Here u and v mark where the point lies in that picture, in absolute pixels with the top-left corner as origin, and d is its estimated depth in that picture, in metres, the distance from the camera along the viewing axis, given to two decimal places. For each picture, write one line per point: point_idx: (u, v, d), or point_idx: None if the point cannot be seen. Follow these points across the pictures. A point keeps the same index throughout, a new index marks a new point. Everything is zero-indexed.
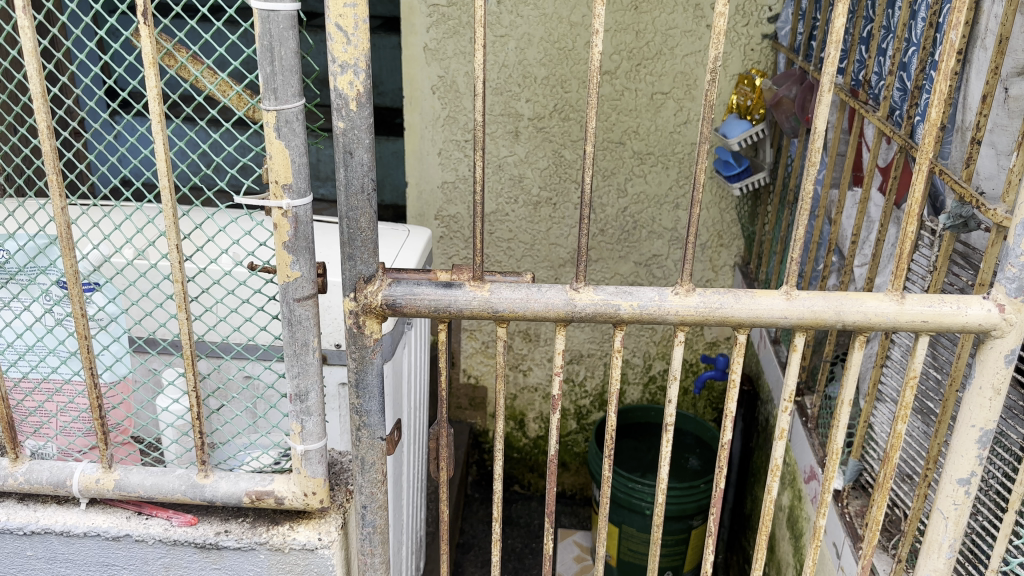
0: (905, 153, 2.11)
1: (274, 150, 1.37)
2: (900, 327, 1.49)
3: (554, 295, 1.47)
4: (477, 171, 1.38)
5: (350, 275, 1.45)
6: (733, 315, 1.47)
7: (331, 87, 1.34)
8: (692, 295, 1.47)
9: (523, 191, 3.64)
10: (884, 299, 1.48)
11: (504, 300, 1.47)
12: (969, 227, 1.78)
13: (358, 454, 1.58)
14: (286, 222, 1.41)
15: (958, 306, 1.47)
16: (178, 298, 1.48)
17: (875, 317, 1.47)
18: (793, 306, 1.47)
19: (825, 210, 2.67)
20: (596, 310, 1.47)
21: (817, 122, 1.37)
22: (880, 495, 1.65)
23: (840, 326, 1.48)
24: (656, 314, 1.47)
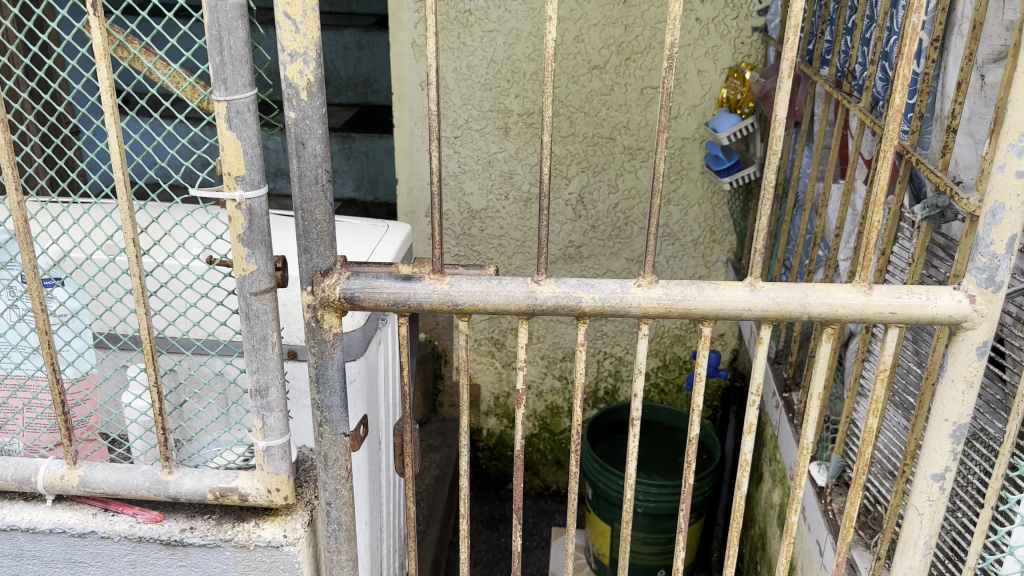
0: (885, 143, 2.08)
1: (226, 141, 1.35)
2: (868, 319, 1.46)
3: (515, 288, 1.45)
4: (431, 162, 1.35)
5: (307, 267, 1.43)
6: (696, 307, 1.44)
7: (282, 76, 1.32)
8: (655, 288, 1.45)
9: (513, 188, 3.62)
10: (851, 291, 1.45)
11: (464, 294, 1.45)
12: (946, 217, 1.75)
13: (321, 450, 1.56)
14: (240, 215, 1.40)
15: (928, 297, 1.44)
16: (136, 292, 1.47)
17: (842, 309, 1.45)
18: (757, 298, 1.44)
19: (811, 203, 2.64)
20: (558, 303, 1.44)
21: (777, 109, 1.34)
22: (853, 491, 1.62)
23: (806, 318, 1.45)
24: (618, 306, 1.45)
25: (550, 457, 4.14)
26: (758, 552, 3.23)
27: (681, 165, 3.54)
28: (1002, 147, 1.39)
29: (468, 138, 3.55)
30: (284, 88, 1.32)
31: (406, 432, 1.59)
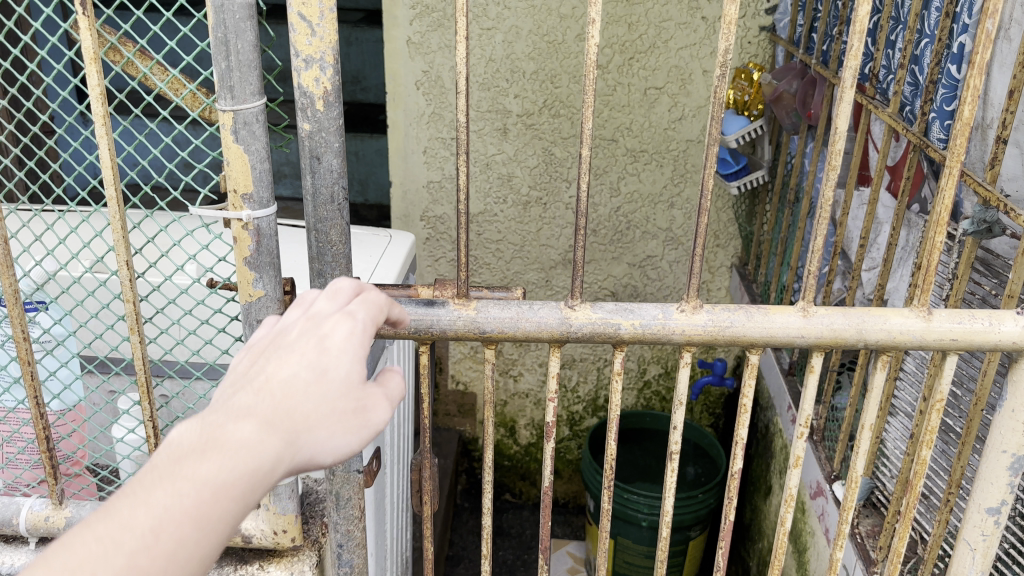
0: (918, 152, 1.98)
1: (232, 155, 1.22)
2: (926, 347, 1.36)
3: (548, 314, 1.33)
4: (459, 178, 1.22)
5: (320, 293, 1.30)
6: (744, 334, 1.33)
7: (296, 84, 1.19)
8: (699, 313, 1.33)
9: (511, 191, 3.49)
10: (910, 316, 1.34)
11: (492, 320, 1.33)
12: (993, 233, 1.65)
13: (333, 489, 1.44)
14: (247, 235, 1.27)
15: (990, 322, 1.35)
16: (130, 319, 1.34)
17: (901, 336, 1.34)
18: (810, 324, 1.33)
19: (828, 211, 2.54)
20: (594, 331, 1.32)
21: (838, 122, 1.23)
22: (902, 526, 1.52)
23: (861, 346, 1.35)
24: (660, 333, 1.33)
25: (548, 467, 4.03)
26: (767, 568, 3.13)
27: (685, 168, 3.43)
28: None
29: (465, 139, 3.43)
30: (297, 96, 1.19)
31: (425, 467, 1.47)
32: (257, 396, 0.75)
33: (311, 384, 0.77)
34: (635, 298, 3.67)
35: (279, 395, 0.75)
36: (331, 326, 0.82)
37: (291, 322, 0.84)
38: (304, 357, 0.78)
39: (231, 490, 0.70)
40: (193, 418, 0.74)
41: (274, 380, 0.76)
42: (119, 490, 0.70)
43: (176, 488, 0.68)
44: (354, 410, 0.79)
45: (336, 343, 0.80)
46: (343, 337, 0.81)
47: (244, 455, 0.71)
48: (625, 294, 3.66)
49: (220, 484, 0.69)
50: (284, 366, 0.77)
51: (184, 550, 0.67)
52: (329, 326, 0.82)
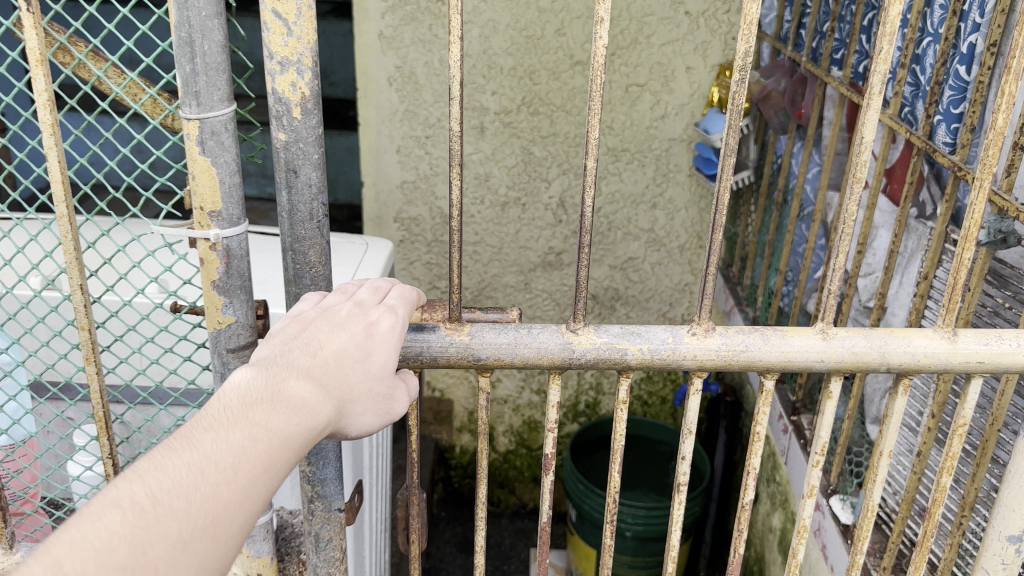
0: (922, 156, 1.88)
1: (198, 168, 1.09)
2: (950, 370, 1.27)
3: (549, 339, 1.22)
4: (451, 192, 1.11)
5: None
6: (760, 359, 1.24)
7: (270, 89, 1.06)
8: (712, 337, 1.23)
9: (489, 191, 3.38)
10: (934, 337, 1.25)
11: (488, 346, 1.21)
12: (1009, 243, 1.57)
13: (311, 530, 1.31)
14: (215, 257, 1.14)
15: (1018, 343, 1.26)
16: (85, 348, 1.21)
17: (925, 359, 1.25)
18: (830, 347, 1.24)
19: (820, 215, 2.47)
20: (599, 357, 1.22)
21: (863, 132, 1.13)
22: (919, 557, 1.43)
23: (883, 370, 1.25)
24: (670, 359, 1.23)
25: (527, 473, 3.94)
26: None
27: (668, 167, 3.34)
28: None
29: (441, 138, 3.29)
30: (271, 103, 1.07)
31: (412, 504, 1.35)
32: (315, 362, 0.88)
33: (361, 361, 0.92)
34: (616, 301, 3.59)
35: (335, 364, 0.90)
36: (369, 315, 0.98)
37: (332, 307, 0.99)
38: (349, 340, 0.93)
39: (304, 429, 0.81)
40: (261, 368, 0.85)
41: (328, 352, 0.90)
42: (204, 417, 0.79)
43: (260, 420, 0.79)
44: (383, 396, 0.96)
45: (379, 332, 0.97)
46: (376, 329, 0.98)
47: (311, 405, 0.83)
48: (606, 296, 3.58)
49: (295, 424, 0.80)
50: (333, 341, 0.91)
51: (267, 473, 0.77)
52: (376, 316, 0.99)
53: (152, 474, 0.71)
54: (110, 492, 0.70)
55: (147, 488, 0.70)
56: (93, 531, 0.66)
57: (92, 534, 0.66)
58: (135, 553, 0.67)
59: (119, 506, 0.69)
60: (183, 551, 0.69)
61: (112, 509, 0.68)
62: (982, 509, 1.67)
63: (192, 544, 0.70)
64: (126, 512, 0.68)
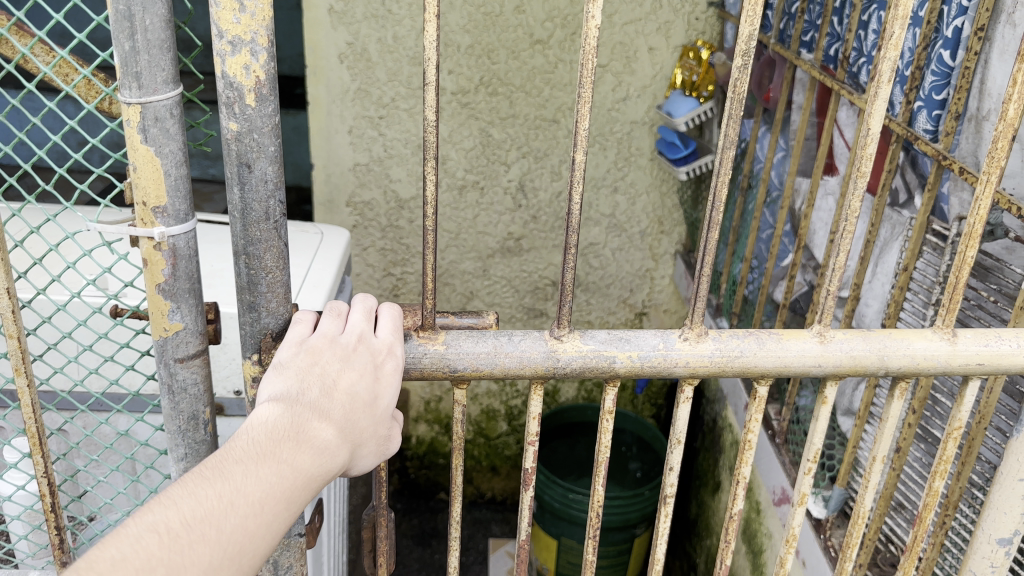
0: (901, 142, 1.83)
1: (140, 158, 0.96)
2: (950, 372, 1.21)
3: (530, 347, 1.13)
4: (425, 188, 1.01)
5: (252, 328, 1.06)
6: (755, 365, 1.16)
7: (219, 72, 0.94)
8: (705, 341, 1.15)
9: (446, 174, 3.25)
10: (934, 338, 1.19)
11: (464, 357, 1.11)
12: (994, 235, 1.57)
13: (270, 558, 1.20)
14: (160, 257, 1.02)
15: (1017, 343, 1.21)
16: (15, 360, 1.10)
17: (925, 361, 1.19)
18: (829, 352, 1.17)
19: (789, 202, 2.42)
20: (585, 365, 1.13)
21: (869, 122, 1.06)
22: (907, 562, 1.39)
23: (883, 374, 1.19)
24: (660, 366, 1.15)
25: (484, 463, 3.88)
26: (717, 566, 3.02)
27: (629, 151, 3.26)
28: None
29: (395, 118, 3.15)
30: (220, 89, 0.95)
31: (380, 526, 1.26)
32: (336, 401, 0.91)
33: (372, 407, 0.95)
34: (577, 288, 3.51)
35: (351, 409, 0.92)
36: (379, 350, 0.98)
37: (343, 333, 0.97)
38: (367, 378, 0.95)
39: (323, 472, 0.87)
40: (287, 403, 0.88)
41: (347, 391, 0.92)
42: (234, 446, 0.84)
43: (286, 459, 0.85)
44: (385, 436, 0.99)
45: (391, 372, 0.98)
46: (390, 365, 0.99)
47: (331, 449, 0.89)
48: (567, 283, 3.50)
49: (315, 468, 0.86)
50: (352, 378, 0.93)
51: (286, 510, 0.84)
52: (387, 357, 0.99)
53: (185, 500, 0.79)
54: (147, 513, 0.77)
55: (182, 517, 0.78)
56: (132, 552, 0.74)
57: (132, 552, 0.74)
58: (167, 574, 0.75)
59: (156, 529, 0.76)
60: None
61: (148, 531, 0.76)
62: (967, 505, 1.64)
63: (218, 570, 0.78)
64: (161, 536, 0.76)
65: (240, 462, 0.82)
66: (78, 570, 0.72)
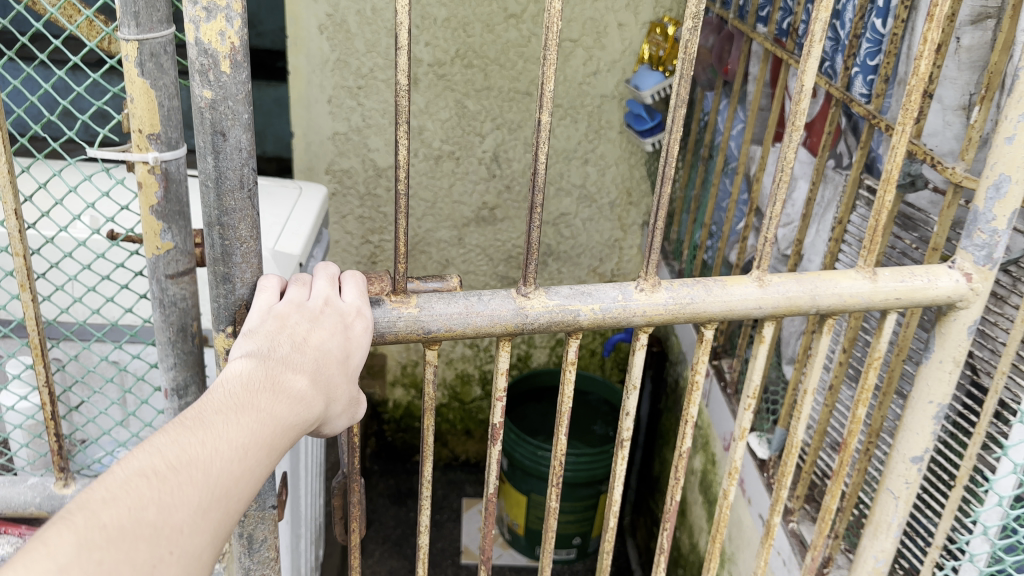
0: (841, 108, 1.94)
1: (136, 90, 1.09)
2: (873, 307, 1.34)
3: (500, 306, 1.18)
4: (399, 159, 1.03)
5: (226, 302, 1.02)
6: (705, 310, 1.25)
7: (191, 38, 0.89)
8: (659, 292, 1.24)
9: (422, 144, 3.38)
10: (858, 278, 1.31)
11: (438, 319, 1.14)
12: (917, 185, 1.64)
13: (244, 533, 1.18)
14: (154, 180, 1.14)
15: (928, 278, 1.35)
16: (21, 276, 1.22)
17: (851, 299, 1.31)
18: (768, 294, 1.27)
19: (744, 168, 2.57)
20: (553, 319, 1.18)
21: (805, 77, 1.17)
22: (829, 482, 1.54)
23: (815, 312, 1.31)
24: (620, 317, 1.22)
25: (458, 426, 4.02)
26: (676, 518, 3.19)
27: (599, 124, 3.40)
28: (1008, 117, 1.32)
29: (374, 89, 3.28)
30: (192, 54, 0.90)
31: (352, 492, 1.29)
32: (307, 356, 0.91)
33: (341, 363, 0.95)
34: (549, 257, 3.65)
35: (321, 364, 0.92)
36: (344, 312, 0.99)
37: (308, 299, 0.98)
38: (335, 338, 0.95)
39: (302, 420, 0.86)
40: (258, 357, 0.88)
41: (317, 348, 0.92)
42: (210, 398, 0.82)
43: (265, 406, 0.83)
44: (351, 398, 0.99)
45: (356, 333, 0.99)
46: (356, 326, 1.00)
47: (307, 399, 0.88)
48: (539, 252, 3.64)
49: (295, 414, 0.85)
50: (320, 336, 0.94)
51: (269, 457, 0.82)
52: (351, 318, 1.00)
53: (170, 444, 0.75)
54: (129, 459, 0.74)
55: (168, 459, 0.74)
56: (121, 492, 0.70)
57: (120, 493, 0.70)
58: (159, 514, 0.71)
59: (142, 474, 0.72)
60: (200, 518, 0.74)
61: (134, 475, 0.72)
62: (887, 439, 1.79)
63: (207, 512, 0.74)
64: (149, 479, 0.72)
65: (220, 411, 0.80)
66: (65, 513, 0.68)
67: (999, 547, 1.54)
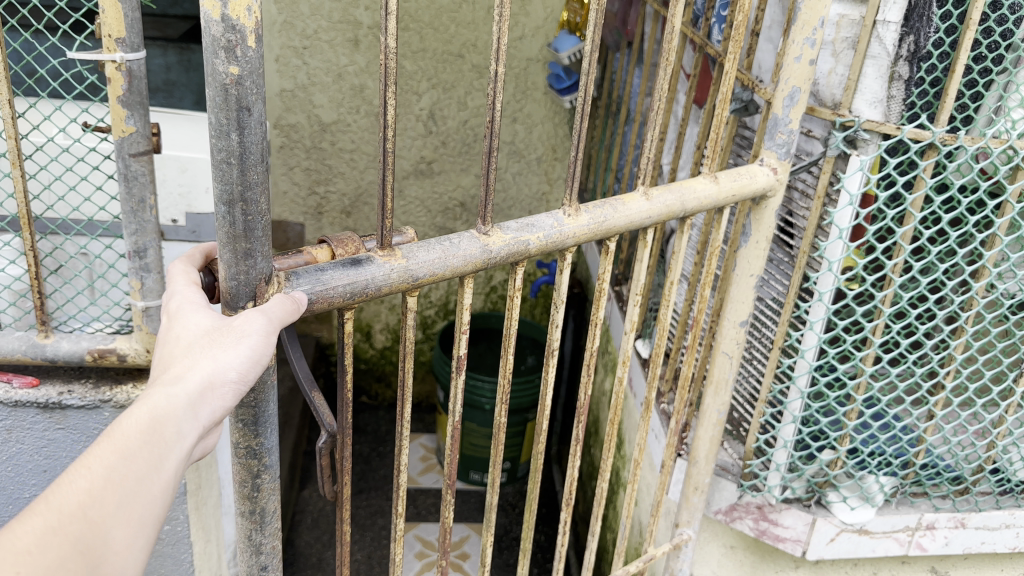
0: (704, 53, 2.30)
1: (107, 4, 1.41)
2: (720, 204, 1.57)
3: (469, 245, 1.13)
4: (386, 110, 0.98)
5: (248, 279, 0.92)
6: (614, 225, 1.34)
7: (215, 13, 0.81)
8: (582, 215, 1.28)
9: (364, 101, 3.72)
10: (706, 183, 1.53)
11: (424, 265, 1.07)
12: (749, 110, 1.98)
13: (255, 508, 1.07)
14: (120, 76, 1.47)
15: (751, 176, 1.64)
16: (12, 156, 1.53)
17: (705, 200, 1.52)
18: (654, 204, 1.40)
19: (639, 116, 2.95)
20: (513, 251, 1.17)
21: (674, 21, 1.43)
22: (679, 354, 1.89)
23: (683, 214, 1.49)
24: (558, 242, 1.24)
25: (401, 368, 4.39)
26: (591, 438, 3.56)
27: (526, 86, 3.76)
28: (795, 41, 1.62)
29: (318, 49, 3.60)
30: (214, 30, 0.81)
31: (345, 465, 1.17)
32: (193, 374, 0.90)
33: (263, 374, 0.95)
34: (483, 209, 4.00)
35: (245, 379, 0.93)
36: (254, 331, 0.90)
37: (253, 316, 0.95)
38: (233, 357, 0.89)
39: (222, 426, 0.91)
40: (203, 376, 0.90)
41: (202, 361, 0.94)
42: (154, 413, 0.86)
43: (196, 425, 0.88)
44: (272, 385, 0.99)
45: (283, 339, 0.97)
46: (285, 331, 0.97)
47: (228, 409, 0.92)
48: (473, 204, 3.99)
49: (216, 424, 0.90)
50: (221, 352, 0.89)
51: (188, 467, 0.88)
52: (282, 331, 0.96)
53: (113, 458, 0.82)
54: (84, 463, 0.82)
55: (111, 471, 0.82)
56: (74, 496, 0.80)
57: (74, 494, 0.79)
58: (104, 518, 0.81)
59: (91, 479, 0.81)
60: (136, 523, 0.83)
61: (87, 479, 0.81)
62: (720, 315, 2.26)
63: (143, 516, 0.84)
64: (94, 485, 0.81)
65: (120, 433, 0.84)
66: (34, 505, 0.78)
67: (807, 398, 1.90)
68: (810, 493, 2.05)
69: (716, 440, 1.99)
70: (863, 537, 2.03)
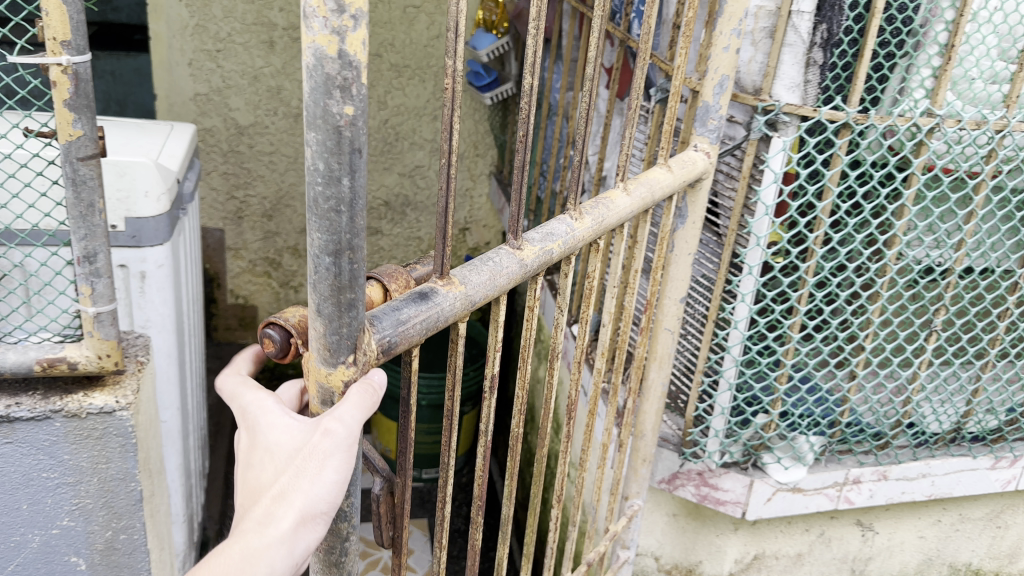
0: (625, 48, 2.41)
1: (52, 5, 1.41)
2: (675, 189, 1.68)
3: (508, 261, 1.17)
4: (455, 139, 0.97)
5: (350, 331, 0.88)
6: (610, 224, 1.43)
7: (333, 50, 0.76)
8: (585, 218, 1.36)
9: (282, 103, 3.70)
10: (661, 171, 1.64)
11: (478, 287, 1.10)
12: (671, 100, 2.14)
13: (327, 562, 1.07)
14: (66, 79, 1.46)
15: (692, 160, 1.75)
16: None
17: (663, 186, 1.63)
18: (633, 197, 1.51)
19: (561, 111, 3.04)
20: (543, 260, 1.23)
21: None
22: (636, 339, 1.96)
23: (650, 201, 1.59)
24: (572, 246, 1.32)
25: None
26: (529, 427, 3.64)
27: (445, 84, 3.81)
28: (721, 33, 1.72)
29: (232, 52, 3.57)
30: (329, 69, 0.77)
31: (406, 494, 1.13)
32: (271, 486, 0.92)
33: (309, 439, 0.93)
34: (407, 207, 4.04)
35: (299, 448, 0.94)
36: (337, 475, 0.90)
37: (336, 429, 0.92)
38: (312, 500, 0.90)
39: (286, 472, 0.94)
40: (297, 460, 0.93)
41: (256, 432, 0.94)
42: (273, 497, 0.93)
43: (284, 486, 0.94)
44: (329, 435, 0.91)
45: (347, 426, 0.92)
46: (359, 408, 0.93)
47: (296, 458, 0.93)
48: (397, 203, 4.02)
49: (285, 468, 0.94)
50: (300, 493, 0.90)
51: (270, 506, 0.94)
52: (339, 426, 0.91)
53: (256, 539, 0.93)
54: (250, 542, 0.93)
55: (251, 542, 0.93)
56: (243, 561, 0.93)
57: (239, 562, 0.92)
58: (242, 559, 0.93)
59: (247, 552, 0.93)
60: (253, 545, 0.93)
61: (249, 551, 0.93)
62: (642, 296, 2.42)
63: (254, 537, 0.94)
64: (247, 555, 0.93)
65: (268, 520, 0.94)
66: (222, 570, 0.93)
67: (741, 366, 2.02)
68: (746, 456, 2.17)
69: (658, 411, 2.08)
70: (796, 495, 2.18)
